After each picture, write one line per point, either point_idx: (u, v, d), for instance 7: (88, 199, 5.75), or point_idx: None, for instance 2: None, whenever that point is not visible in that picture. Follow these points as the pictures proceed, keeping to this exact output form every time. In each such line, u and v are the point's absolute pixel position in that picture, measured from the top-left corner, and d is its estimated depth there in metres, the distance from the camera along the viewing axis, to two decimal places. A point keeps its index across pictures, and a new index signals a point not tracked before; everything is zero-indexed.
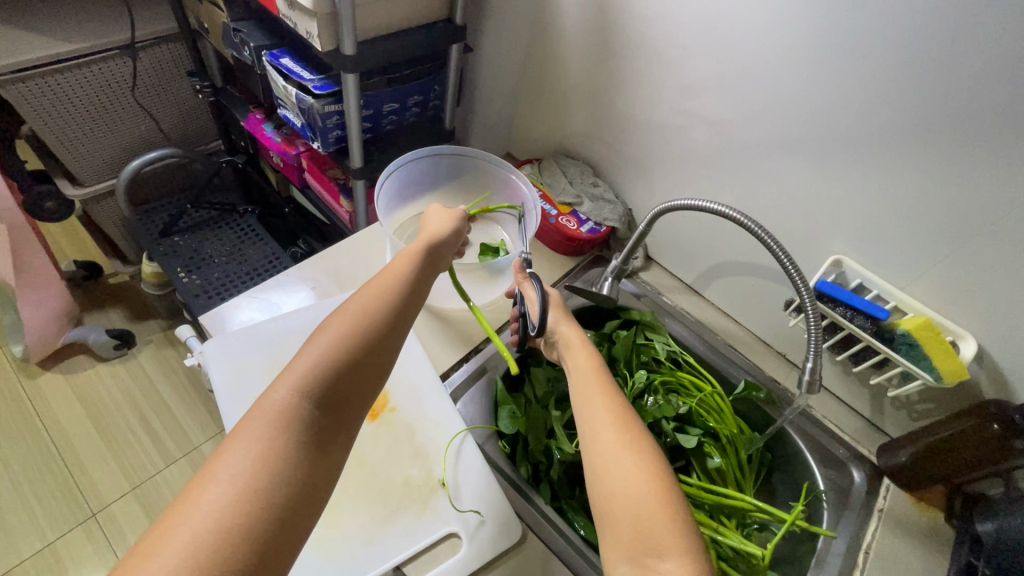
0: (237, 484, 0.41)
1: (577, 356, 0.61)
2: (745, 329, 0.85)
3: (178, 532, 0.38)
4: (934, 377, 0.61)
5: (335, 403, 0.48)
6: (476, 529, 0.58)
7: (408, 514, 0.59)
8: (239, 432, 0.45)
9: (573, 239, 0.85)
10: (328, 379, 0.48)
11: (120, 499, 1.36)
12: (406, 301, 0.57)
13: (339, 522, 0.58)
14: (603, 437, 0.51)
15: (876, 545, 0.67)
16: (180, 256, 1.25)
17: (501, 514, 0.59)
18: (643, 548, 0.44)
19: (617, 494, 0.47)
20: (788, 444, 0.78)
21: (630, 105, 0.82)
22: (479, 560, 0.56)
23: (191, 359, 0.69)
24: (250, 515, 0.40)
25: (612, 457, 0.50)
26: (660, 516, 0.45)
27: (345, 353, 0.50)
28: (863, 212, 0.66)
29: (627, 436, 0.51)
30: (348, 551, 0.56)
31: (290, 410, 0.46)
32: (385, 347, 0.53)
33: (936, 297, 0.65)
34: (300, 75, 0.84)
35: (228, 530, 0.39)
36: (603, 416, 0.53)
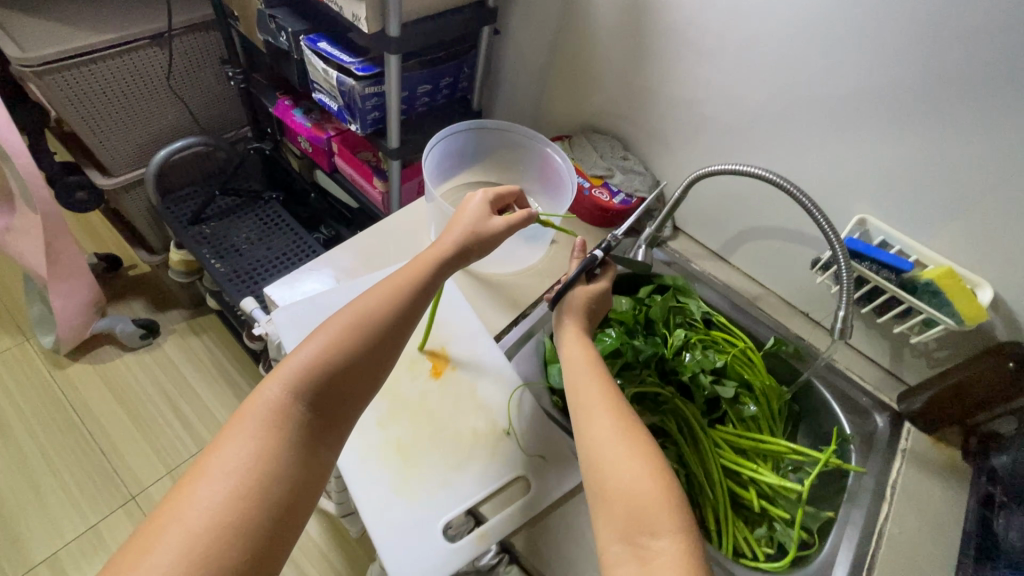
0: (231, 482, 0.46)
1: (570, 349, 0.64)
2: (770, 291, 0.90)
3: (180, 521, 0.44)
4: (956, 321, 0.67)
5: (325, 405, 0.53)
6: (542, 470, 0.64)
7: (480, 460, 0.64)
8: (233, 431, 0.50)
9: (607, 209, 0.89)
10: (318, 383, 0.53)
11: (157, 482, 1.39)
12: (409, 303, 0.59)
13: (417, 468, 0.62)
14: (599, 427, 0.55)
15: (902, 480, 0.73)
16: (210, 243, 1.28)
17: (563, 458, 0.65)
18: (635, 528, 0.48)
19: (614, 479, 0.52)
20: (813, 395, 0.83)
21: (657, 81, 0.87)
22: (546, 498, 0.62)
23: (260, 328, 0.73)
24: (242, 510, 0.45)
25: (607, 447, 0.54)
26: (653, 500, 0.49)
27: (336, 358, 0.54)
28: (885, 173, 0.71)
29: (620, 428, 0.55)
30: (425, 493, 0.61)
31: (280, 412, 0.51)
32: (376, 350, 0.56)
33: (954, 250, 0.70)
34: (341, 58, 0.88)
35: (222, 524, 0.44)
36: (599, 409, 0.57)
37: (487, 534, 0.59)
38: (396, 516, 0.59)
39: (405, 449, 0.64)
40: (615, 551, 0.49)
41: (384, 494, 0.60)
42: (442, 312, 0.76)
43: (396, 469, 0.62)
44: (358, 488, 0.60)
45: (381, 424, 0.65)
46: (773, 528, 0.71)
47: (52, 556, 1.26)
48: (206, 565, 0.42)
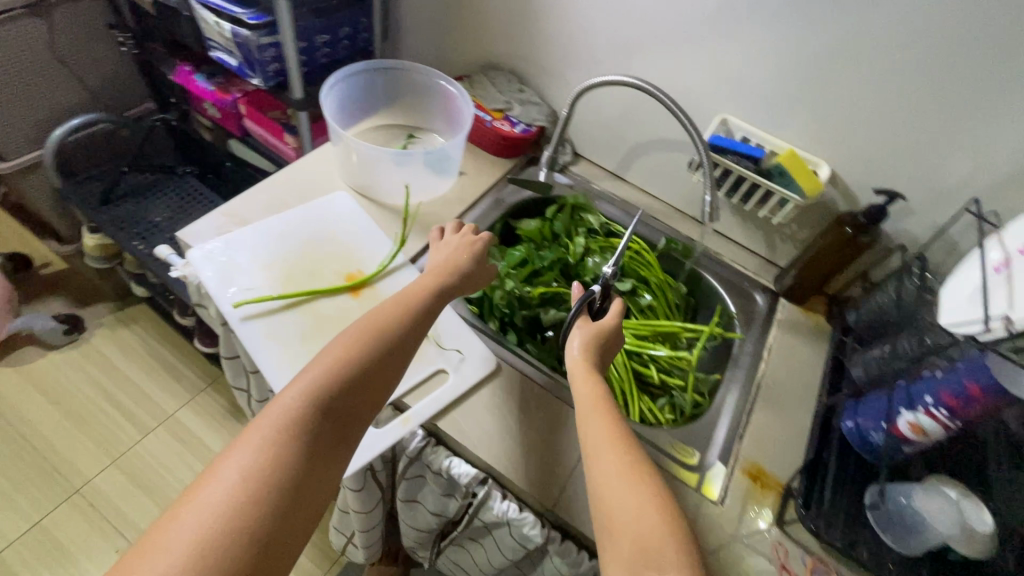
0: (236, 489, 0.45)
1: (580, 382, 0.60)
2: (662, 202, 1.00)
3: (185, 520, 0.42)
4: (800, 195, 0.78)
5: (337, 417, 0.53)
6: (459, 362, 0.71)
7: None
8: (246, 436, 0.49)
9: (508, 138, 0.95)
10: (336, 392, 0.53)
11: (102, 472, 1.37)
12: (414, 326, 0.62)
13: None
14: (608, 462, 0.52)
15: (776, 342, 0.85)
16: (126, 222, 1.25)
17: (478, 351, 0.73)
18: (644, 562, 0.45)
19: (619, 511, 0.48)
20: (703, 286, 0.94)
21: (542, 14, 0.93)
22: (464, 384, 0.69)
23: (177, 271, 0.75)
24: (244, 521, 0.43)
25: (616, 485, 0.50)
26: (660, 531, 0.47)
27: (350, 370, 0.55)
28: (738, 75, 0.81)
29: (628, 461, 0.52)
30: None
31: (294, 420, 0.50)
32: (384, 367, 0.58)
33: (798, 138, 0.81)
34: (232, 9, 0.89)
35: (223, 533, 0.42)
36: (605, 440, 0.54)
37: (412, 419, 0.66)
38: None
39: None
40: None
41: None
42: (357, 241, 0.82)
43: None
44: None
45: (305, 339, 0.70)
46: (672, 395, 0.81)
47: None
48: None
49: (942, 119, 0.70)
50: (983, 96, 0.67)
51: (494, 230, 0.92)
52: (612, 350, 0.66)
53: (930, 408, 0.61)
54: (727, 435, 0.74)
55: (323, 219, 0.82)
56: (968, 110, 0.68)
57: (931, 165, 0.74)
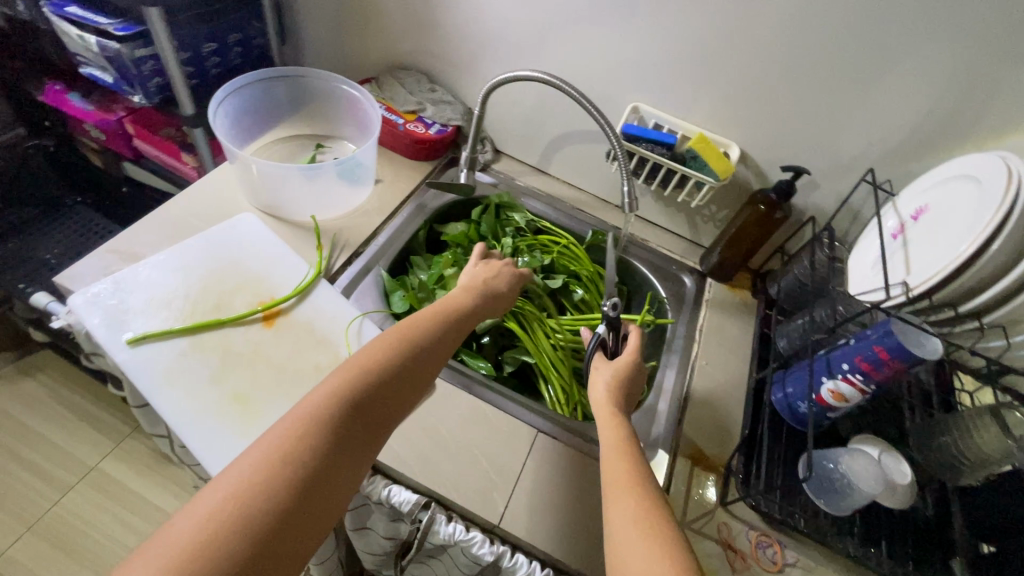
0: (237, 489, 0.41)
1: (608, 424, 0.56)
2: (586, 193, 1.00)
3: (193, 508, 0.40)
4: (712, 178, 0.78)
5: (367, 416, 0.49)
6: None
7: None
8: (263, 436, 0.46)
9: (424, 141, 0.92)
10: (369, 389, 0.51)
11: (16, 541, 1.24)
12: (444, 336, 0.60)
13: (260, 411, 0.63)
14: (622, 504, 0.46)
15: (707, 323, 0.87)
16: (8, 263, 1.11)
17: None
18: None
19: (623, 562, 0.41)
20: (634, 273, 0.94)
21: (445, 9, 0.90)
22: None
23: (58, 321, 0.67)
24: (240, 528, 0.39)
25: (622, 529, 0.44)
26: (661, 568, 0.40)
27: (385, 370, 0.52)
28: (644, 62, 0.81)
29: (642, 503, 0.45)
30: None
31: (312, 423, 0.46)
32: (417, 373, 0.55)
33: (708, 121, 0.82)
34: (96, 20, 0.80)
35: (213, 541, 0.38)
36: (621, 475, 0.48)
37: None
38: None
39: (245, 397, 0.63)
40: None
41: (228, 443, 0.60)
42: (267, 265, 0.76)
43: (236, 417, 0.62)
44: (198, 443, 0.59)
45: (215, 380, 0.64)
46: None
47: None
48: None
49: (835, 95, 0.73)
50: (867, 70, 0.70)
51: (417, 238, 0.87)
52: (638, 390, 0.64)
53: (846, 374, 0.63)
54: (667, 422, 0.75)
55: (227, 246, 0.76)
56: (855, 84, 0.71)
57: (829, 139, 0.77)
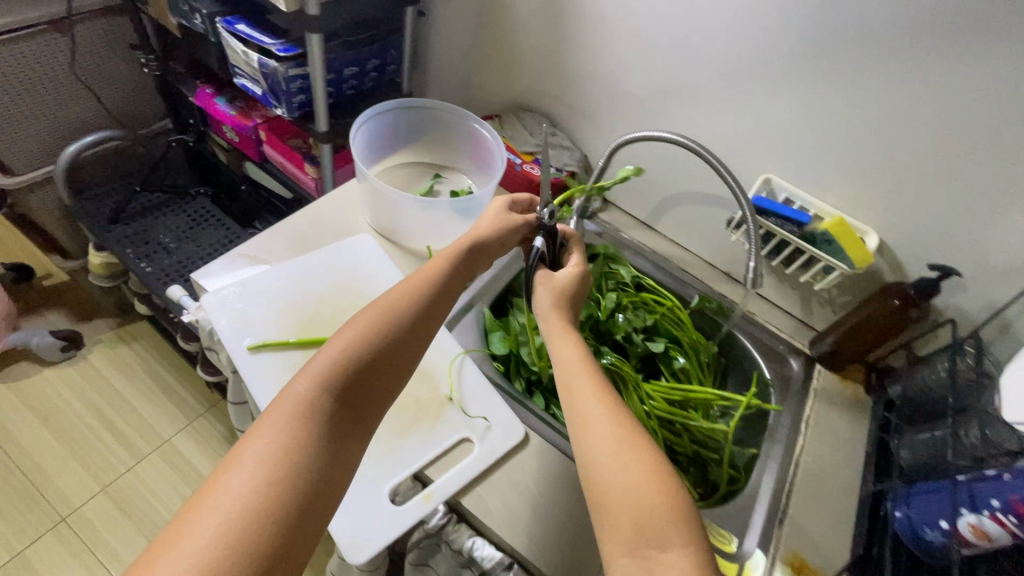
0: (261, 470, 0.46)
1: (560, 344, 0.60)
2: (693, 254, 0.97)
3: (226, 491, 0.44)
4: (849, 266, 0.74)
5: (355, 400, 0.53)
6: (485, 431, 0.67)
7: (423, 426, 0.67)
8: (265, 421, 0.50)
9: (538, 184, 0.94)
10: (352, 376, 0.53)
11: (91, 500, 1.31)
12: (433, 298, 0.61)
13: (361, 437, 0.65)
14: (599, 430, 0.51)
15: (813, 415, 0.81)
16: (133, 242, 1.21)
17: (505, 419, 0.68)
18: (645, 539, 0.44)
19: (616, 488, 0.47)
20: (737, 346, 0.90)
21: (580, 58, 0.91)
22: (491, 457, 0.65)
23: (188, 315, 0.71)
24: (272, 499, 0.44)
25: (607, 458, 0.49)
26: (660, 511, 0.45)
27: (376, 344, 0.55)
28: (783, 135, 0.78)
29: (617, 429, 0.51)
30: (371, 461, 0.63)
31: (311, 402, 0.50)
32: (407, 345, 0.57)
33: (846, 203, 0.78)
34: (261, 39, 0.86)
35: (253, 513, 0.43)
36: (595, 408, 0.52)
37: (434, 495, 0.62)
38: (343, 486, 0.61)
39: None
40: (620, 566, 0.44)
41: None
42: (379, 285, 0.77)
43: None
44: None
45: None
46: None
47: None
48: (235, 557, 0.41)
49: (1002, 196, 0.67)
50: None
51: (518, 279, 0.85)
52: (579, 298, 0.67)
53: (997, 513, 0.55)
54: (765, 520, 0.69)
55: (345, 263, 0.78)
56: None
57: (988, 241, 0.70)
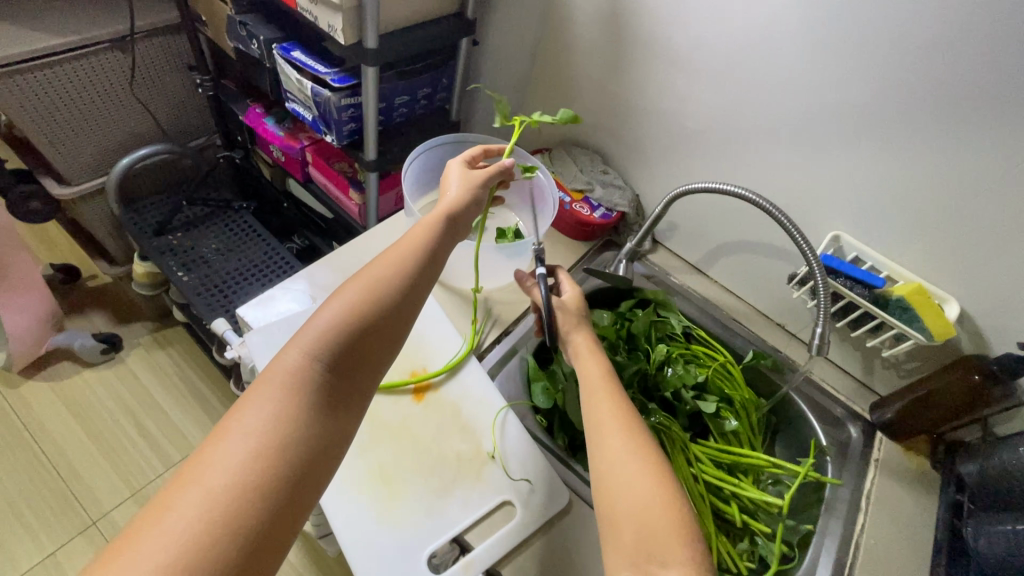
0: (251, 440, 0.46)
1: (583, 361, 0.66)
2: (746, 303, 0.92)
3: (215, 461, 0.44)
4: (926, 337, 0.69)
5: (343, 372, 0.53)
6: (527, 494, 0.64)
7: (465, 484, 0.64)
8: (254, 393, 0.50)
9: (587, 224, 0.91)
10: (340, 347, 0.53)
11: (120, 505, 1.32)
12: (417, 271, 0.60)
13: (401, 494, 0.63)
14: (611, 443, 0.57)
15: (875, 490, 0.75)
16: (176, 253, 1.22)
17: (549, 482, 0.66)
18: (646, 554, 0.49)
19: (623, 499, 0.52)
20: (789, 407, 0.85)
21: (637, 96, 0.87)
22: (533, 523, 0.62)
23: (233, 351, 0.71)
24: (265, 467, 0.45)
25: (619, 472, 0.54)
26: (663, 526, 0.50)
27: (366, 315, 0.54)
28: (856, 190, 0.73)
29: (630, 444, 0.56)
30: (411, 521, 0.61)
31: (301, 374, 0.50)
32: (392, 318, 0.56)
33: (923, 266, 0.72)
34: (316, 68, 0.85)
35: (244, 481, 0.43)
36: (610, 422, 0.58)
37: (473, 563, 0.59)
38: (383, 548, 0.59)
39: (388, 475, 0.64)
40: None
41: (369, 523, 0.60)
42: (422, 330, 0.76)
43: (380, 496, 0.62)
44: (341, 515, 0.60)
45: (362, 452, 0.65)
46: (755, 543, 0.71)
47: None
48: (227, 522, 0.41)
49: None
50: None
51: None
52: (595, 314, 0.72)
53: None
54: None
55: None
56: None
57: None
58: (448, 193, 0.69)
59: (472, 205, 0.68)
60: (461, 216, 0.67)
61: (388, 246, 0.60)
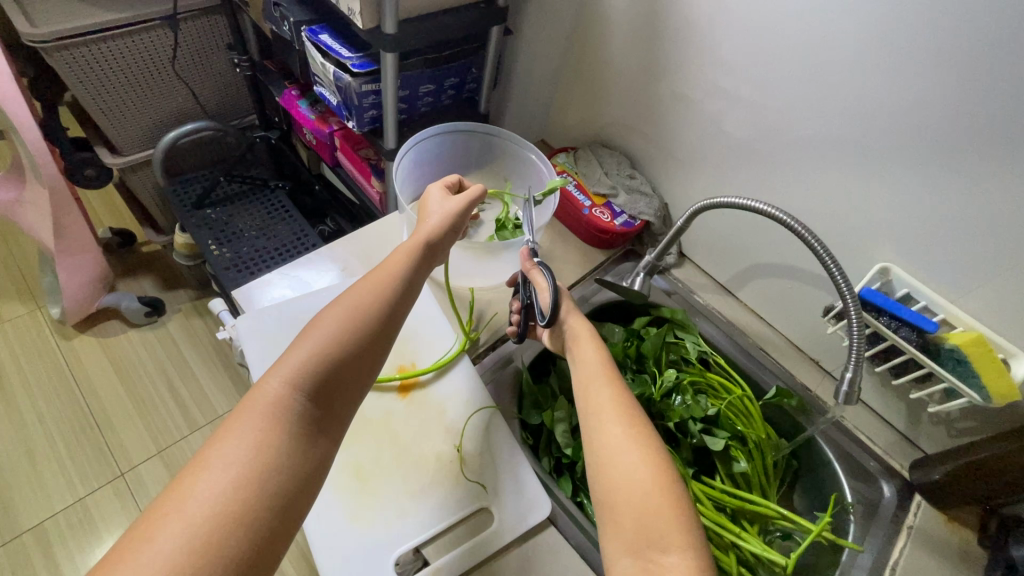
0: (232, 472, 0.44)
1: (580, 347, 0.61)
2: (777, 332, 0.84)
3: (192, 494, 0.42)
4: (982, 397, 0.60)
5: (327, 399, 0.51)
6: (507, 505, 0.60)
7: (441, 489, 0.61)
8: (233, 421, 0.47)
9: (606, 231, 0.86)
10: (323, 374, 0.50)
11: (147, 460, 1.36)
12: (399, 296, 0.58)
13: (374, 494, 0.60)
14: (610, 431, 0.52)
15: (903, 561, 0.66)
16: (212, 227, 1.26)
17: (531, 493, 0.62)
18: (647, 542, 0.45)
19: (622, 486, 0.48)
20: (816, 453, 0.76)
21: (674, 97, 0.80)
22: (511, 532, 0.59)
23: (225, 332, 0.73)
24: (247, 500, 0.43)
25: (617, 455, 0.50)
26: (663, 510, 0.46)
27: (350, 341, 0.52)
28: (915, 219, 0.63)
29: (628, 429, 0.52)
30: (381, 522, 0.58)
31: (282, 402, 0.48)
32: (374, 344, 0.54)
33: (989, 313, 0.62)
34: (339, 52, 0.84)
35: (225, 515, 0.41)
36: (608, 410, 0.54)
37: (441, 571, 0.56)
38: (351, 550, 0.57)
39: (362, 472, 0.61)
40: (621, 566, 0.45)
41: (338, 520, 0.58)
42: (416, 324, 0.74)
43: (352, 495, 0.60)
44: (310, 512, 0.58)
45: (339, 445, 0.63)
46: None
47: (39, 525, 1.25)
48: (208, 558, 0.39)
49: None
50: None
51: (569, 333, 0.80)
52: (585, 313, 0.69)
53: None
54: None
55: None
56: None
57: None
58: (426, 223, 0.65)
59: (448, 232, 0.65)
60: (439, 243, 0.64)
61: (375, 268, 0.58)
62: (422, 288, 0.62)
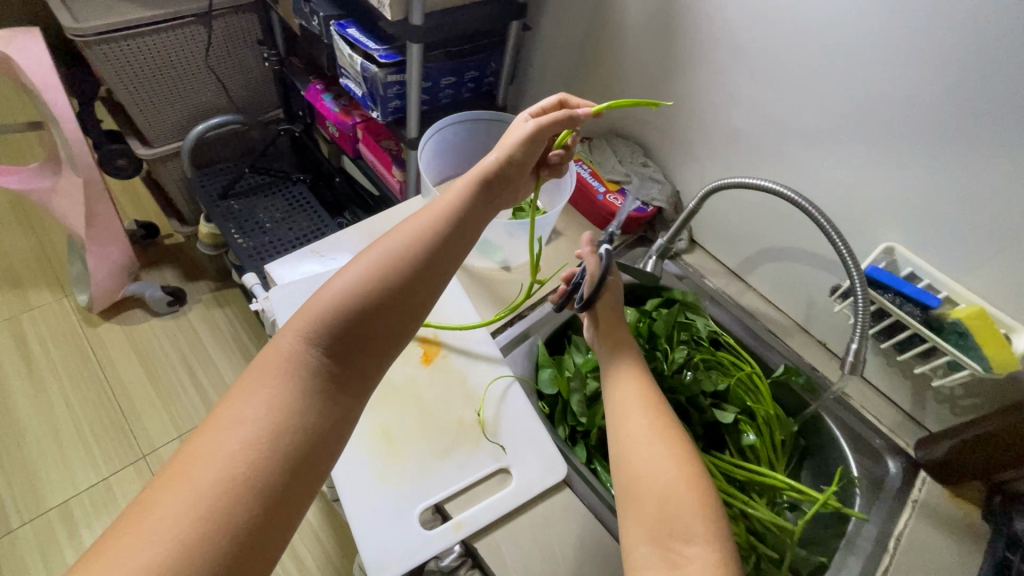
0: (249, 429, 0.45)
1: (608, 340, 0.65)
2: (785, 315, 0.86)
3: (207, 452, 0.44)
4: (984, 367, 0.62)
5: (343, 358, 0.52)
6: (526, 466, 0.63)
7: (463, 450, 0.64)
8: (251, 380, 0.49)
9: (620, 216, 0.90)
10: (341, 331, 0.52)
11: (168, 444, 1.40)
12: (437, 247, 0.58)
13: (400, 453, 0.63)
14: (634, 423, 0.55)
15: (908, 534, 0.67)
16: (238, 218, 1.30)
17: (548, 454, 0.65)
18: (669, 531, 0.47)
19: (646, 477, 0.51)
20: (823, 432, 0.79)
21: (686, 88, 0.83)
22: (528, 493, 0.62)
23: (256, 305, 0.77)
24: (261, 456, 0.44)
25: (643, 446, 0.53)
26: (687, 503, 0.49)
27: (372, 297, 0.53)
28: (919, 201, 0.66)
29: (654, 423, 0.55)
30: (407, 479, 0.62)
31: (296, 359, 0.50)
32: (405, 298, 0.55)
33: (991, 290, 0.64)
34: (367, 44, 0.88)
35: (237, 472, 0.43)
36: (633, 403, 0.57)
37: (464, 525, 0.59)
38: (377, 506, 0.60)
39: (388, 433, 0.64)
40: (641, 552, 0.47)
41: (365, 478, 0.61)
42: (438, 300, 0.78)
43: (379, 455, 0.63)
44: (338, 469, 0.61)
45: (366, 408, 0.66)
46: (759, 567, 0.67)
47: (65, 503, 1.29)
48: (220, 514, 0.41)
49: None
50: None
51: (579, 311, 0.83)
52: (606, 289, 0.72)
53: None
54: None
55: None
56: None
57: None
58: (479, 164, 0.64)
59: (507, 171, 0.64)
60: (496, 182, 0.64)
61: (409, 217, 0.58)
62: (474, 232, 0.61)
